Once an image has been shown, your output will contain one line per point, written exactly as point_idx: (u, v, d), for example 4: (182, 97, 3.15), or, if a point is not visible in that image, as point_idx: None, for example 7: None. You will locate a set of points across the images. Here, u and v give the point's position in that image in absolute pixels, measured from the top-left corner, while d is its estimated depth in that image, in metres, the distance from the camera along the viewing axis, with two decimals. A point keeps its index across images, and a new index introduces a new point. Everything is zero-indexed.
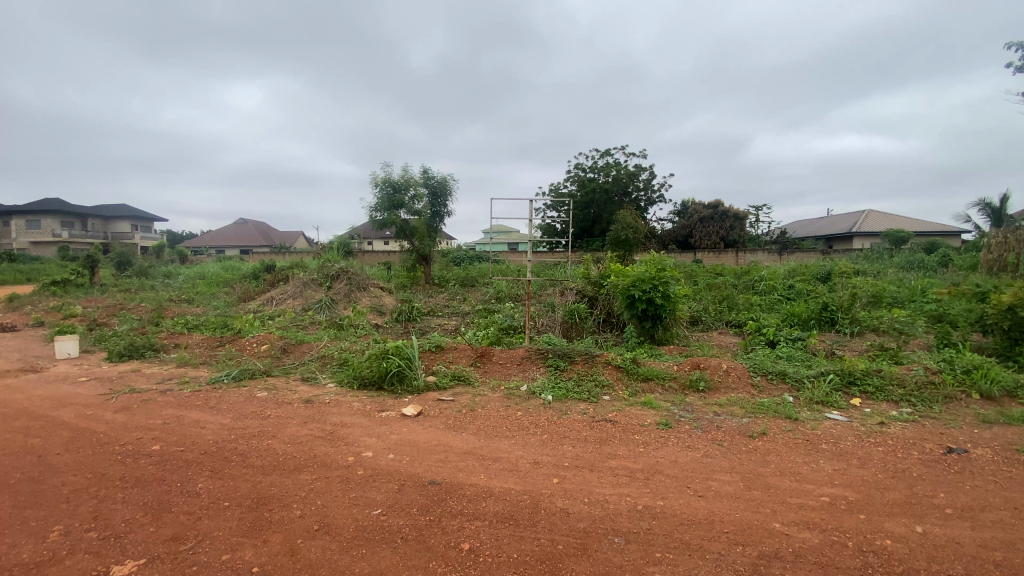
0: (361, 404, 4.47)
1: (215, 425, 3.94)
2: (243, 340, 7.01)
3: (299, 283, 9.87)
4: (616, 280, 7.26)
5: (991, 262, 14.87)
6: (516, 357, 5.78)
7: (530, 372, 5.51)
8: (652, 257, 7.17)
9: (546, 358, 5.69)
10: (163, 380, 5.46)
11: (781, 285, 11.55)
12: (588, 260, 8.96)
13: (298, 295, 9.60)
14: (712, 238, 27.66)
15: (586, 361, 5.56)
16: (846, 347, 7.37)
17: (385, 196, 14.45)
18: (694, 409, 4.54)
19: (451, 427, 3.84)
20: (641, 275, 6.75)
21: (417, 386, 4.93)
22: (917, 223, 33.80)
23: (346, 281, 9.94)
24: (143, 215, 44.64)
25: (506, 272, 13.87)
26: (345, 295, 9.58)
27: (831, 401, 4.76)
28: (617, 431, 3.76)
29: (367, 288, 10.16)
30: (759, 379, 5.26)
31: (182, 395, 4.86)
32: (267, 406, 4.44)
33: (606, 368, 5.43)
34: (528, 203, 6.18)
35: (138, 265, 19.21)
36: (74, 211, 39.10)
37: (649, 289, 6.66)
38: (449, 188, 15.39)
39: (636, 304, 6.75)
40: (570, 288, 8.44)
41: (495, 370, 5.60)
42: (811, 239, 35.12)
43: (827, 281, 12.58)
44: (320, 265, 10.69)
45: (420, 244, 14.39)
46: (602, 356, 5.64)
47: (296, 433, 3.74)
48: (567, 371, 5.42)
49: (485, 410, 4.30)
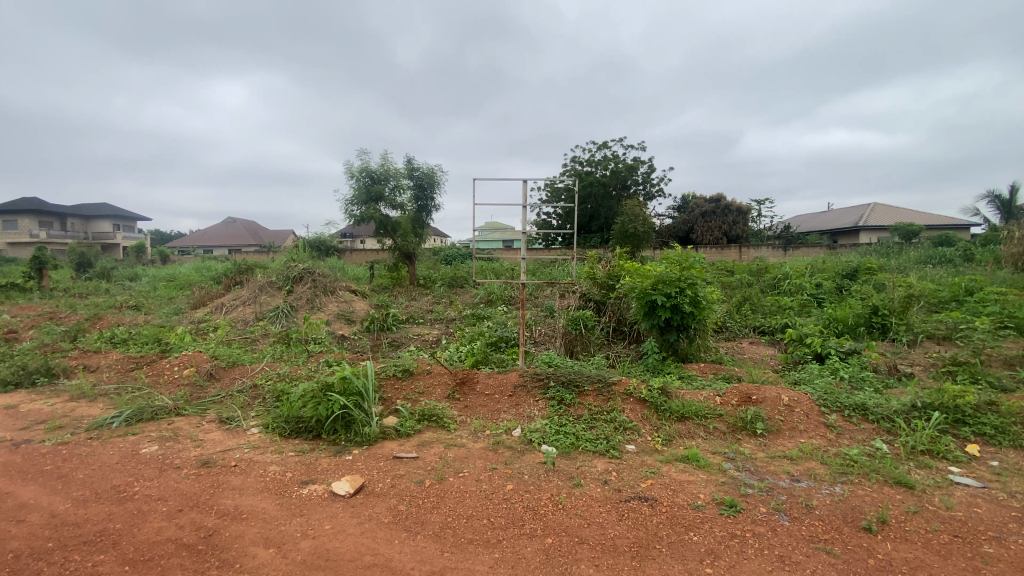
0: (279, 470, 3.10)
1: (38, 521, 2.57)
2: (164, 361, 5.59)
3: (254, 287, 8.42)
4: (630, 281, 5.83)
5: (1021, 255, 13.75)
6: (507, 386, 4.41)
7: (525, 410, 4.08)
8: (676, 252, 5.73)
9: (545, 389, 4.29)
10: (28, 426, 4.06)
11: (808, 283, 10.22)
12: (594, 256, 7.59)
13: (252, 300, 8.11)
14: (715, 233, 26.41)
15: (601, 393, 4.16)
16: (910, 362, 6.06)
17: (363, 187, 12.95)
18: (757, 469, 3.22)
19: (401, 520, 2.47)
20: (666, 275, 5.32)
21: (369, 435, 3.57)
22: (923, 216, 32.77)
23: (309, 285, 8.47)
24: (126, 215, 43.08)
25: (499, 271, 12.53)
26: (308, 300, 8.11)
27: (942, 452, 3.44)
28: (663, 528, 2.41)
29: (335, 291, 8.69)
30: (835, 418, 3.89)
31: (35, 454, 3.48)
32: (142, 477, 3.06)
33: (627, 402, 4.04)
34: (523, 180, 4.50)
35: (101, 267, 17.68)
36: (53, 211, 37.65)
37: (673, 293, 5.25)
38: (436, 180, 13.94)
39: (657, 312, 5.35)
40: (573, 290, 7.16)
41: (478, 404, 4.21)
42: (815, 234, 33.97)
43: (855, 280, 11.24)
44: (282, 266, 9.26)
45: (403, 241, 13.05)
46: (621, 385, 4.27)
47: (152, 537, 2.37)
48: (574, 407, 4.02)
49: (460, 481, 2.93)
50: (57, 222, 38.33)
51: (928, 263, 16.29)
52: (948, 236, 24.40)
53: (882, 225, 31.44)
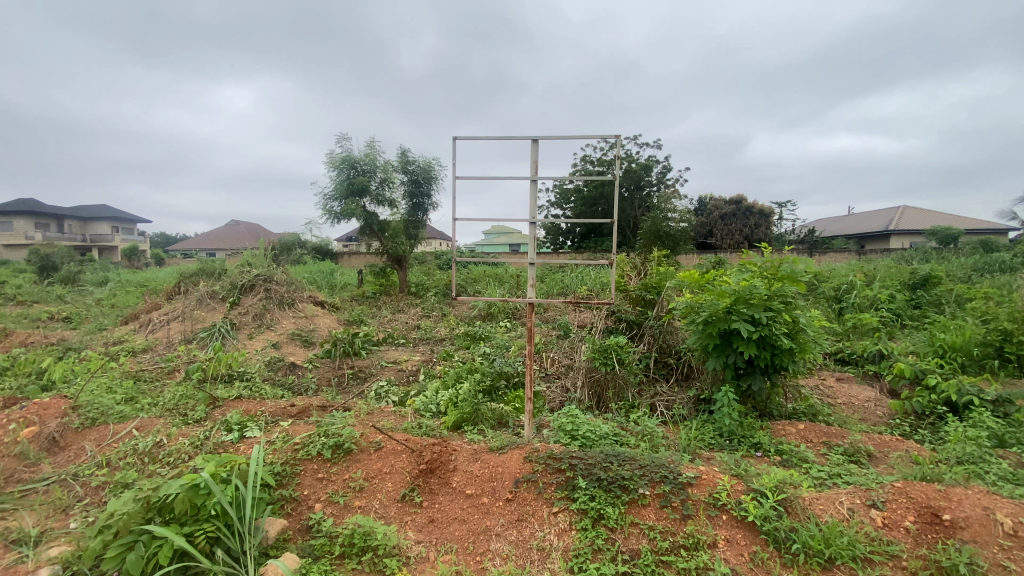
0: None
1: None
2: (11, 409, 3.86)
3: (193, 298, 6.71)
4: (687, 298, 4.00)
5: None
6: (503, 475, 2.60)
7: (533, 534, 2.28)
8: (757, 258, 3.89)
9: (568, 489, 2.46)
10: None
11: (881, 295, 8.32)
12: (624, 261, 5.80)
13: (185, 315, 6.40)
14: (735, 238, 24.44)
15: (669, 503, 2.34)
16: None
17: (345, 181, 11.20)
18: None
19: None
20: (750, 292, 3.48)
21: None
22: (959, 221, 30.54)
23: (262, 296, 6.75)
24: (125, 217, 41.91)
25: (502, 279, 10.76)
26: (256, 317, 6.36)
27: None
28: None
29: (295, 304, 6.93)
30: None
31: None
32: None
33: (716, 526, 2.24)
34: (533, 138, 2.99)
35: (67, 270, 16.02)
36: (49, 212, 36.42)
37: (761, 319, 3.41)
38: (434, 173, 12.03)
39: (735, 346, 3.53)
40: (599, 306, 5.35)
41: (451, 516, 2.42)
42: (841, 238, 31.86)
43: (928, 292, 9.30)
44: (234, 271, 7.54)
45: (391, 243, 11.39)
46: (701, 483, 2.46)
47: None
48: (623, 534, 2.23)
49: None
50: (55, 223, 37.21)
51: (985, 270, 14.25)
52: (990, 239, 22.40)
53: (914, 229, 29.28)
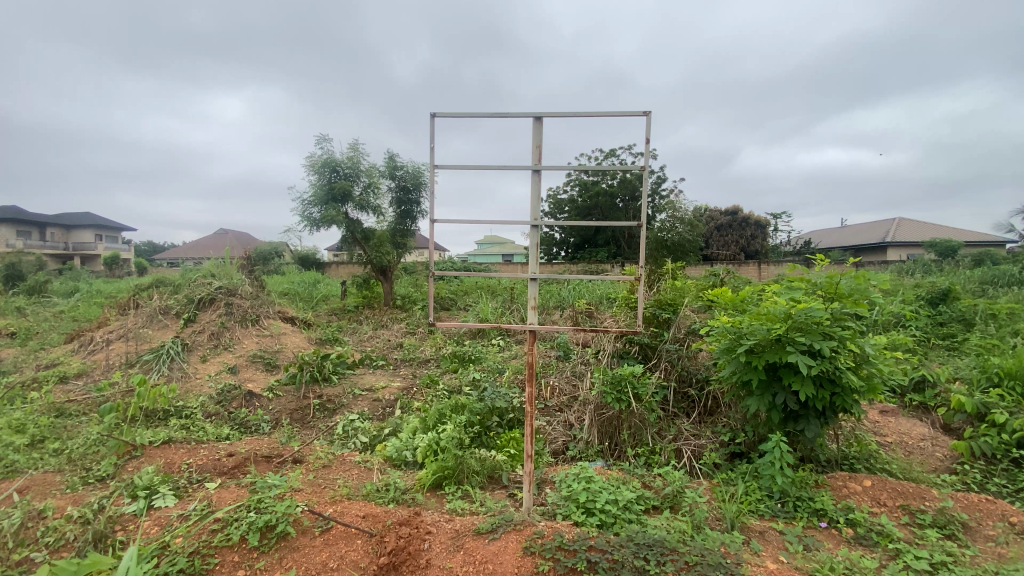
0: None
1: None
2: None
3: (143, 314, 5.93)
4: (719, 320, 3.29)
5: None
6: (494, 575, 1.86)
7: None
8: (807, 273, 3.18)
9: None
10: None
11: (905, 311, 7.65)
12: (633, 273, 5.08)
13: (132, 334, 5.61)
14: (733, 249, 23.92)
15: None
16: None
17: (327, 185, 10.45)
18: None
19: None
20: (808, 317, 2.77)
21: None
22: (955, 233, 30.29)
23: (222, 311, 5.99)
24: (109, 224, 40.86)
25: (494, 292, 10.02)
26: (213, 335, 5.59)
27: None
28: None
29: (259, 321, 6.16)
30: None
31: None
32: None
33: None
34: (534, 116, 2.31)
35: (36, 279, 15.11)
36: (29, 219, 35.33)
37: (823, 350, 2.70)
38: (423, 179, 11.29)
39: (787, 383, 2.81)
40: (606, 326, 4.61)
41: None
42: (837, 250, 31.51)
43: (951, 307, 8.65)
44: (193, 282, 6.76)
45: (375, 253, 10.63)
46: None
47: None
48: None
49: None
50: (36, 231, 36.13)
51: (993, 283, 13.73)
52: (989, 251, 22.05)
53: (911, 241, 28.97)
